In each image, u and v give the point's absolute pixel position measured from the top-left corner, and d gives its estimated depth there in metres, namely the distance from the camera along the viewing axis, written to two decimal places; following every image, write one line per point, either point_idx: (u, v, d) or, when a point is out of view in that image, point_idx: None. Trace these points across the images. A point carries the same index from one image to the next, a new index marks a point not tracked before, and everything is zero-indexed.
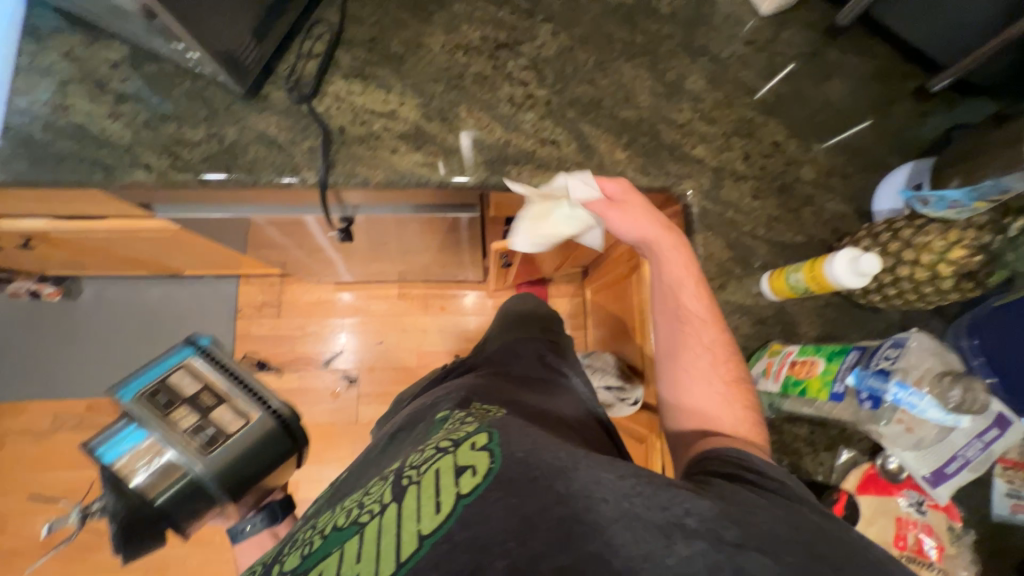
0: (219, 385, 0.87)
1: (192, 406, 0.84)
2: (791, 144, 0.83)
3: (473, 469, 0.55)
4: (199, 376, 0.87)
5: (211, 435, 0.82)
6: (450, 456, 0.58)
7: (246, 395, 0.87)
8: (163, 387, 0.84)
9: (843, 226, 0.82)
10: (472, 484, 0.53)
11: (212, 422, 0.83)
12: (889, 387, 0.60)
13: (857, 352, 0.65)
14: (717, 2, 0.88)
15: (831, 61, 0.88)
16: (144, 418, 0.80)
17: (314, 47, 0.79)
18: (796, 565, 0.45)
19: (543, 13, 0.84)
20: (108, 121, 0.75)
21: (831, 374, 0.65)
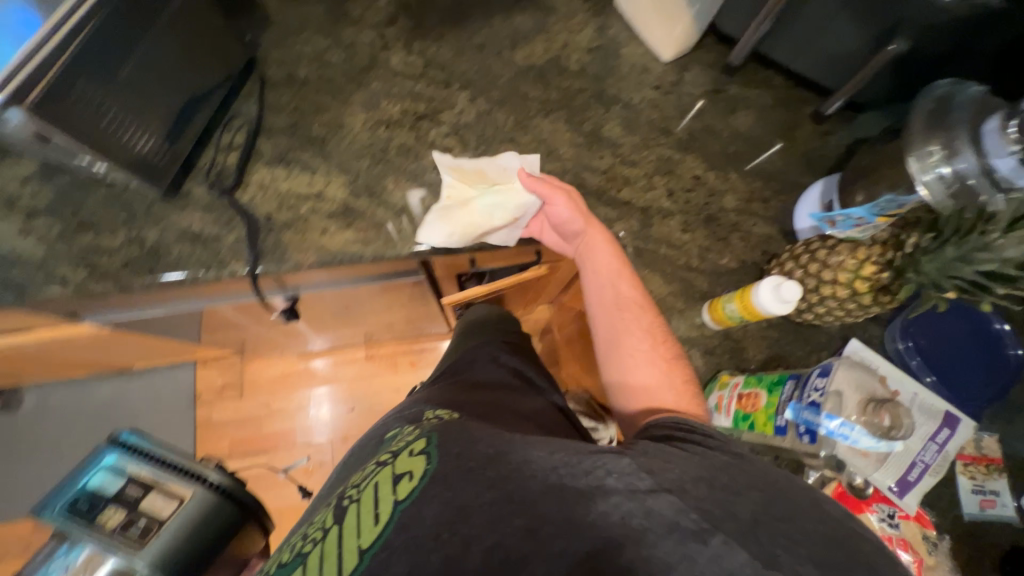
0: (146, 475, 0.84)
1: (121, 505, 0.81)
2: (710, 176, 0.87)
3: (410, 474, 0.55)
4: (121, 473, 0.84)
5: (144, 526, 0.79)
6: (388, 467, 0.57)
7: (178, 475, 0.85)
8: (86, 494, 0.81)
9: (771, 247, 0.85)
10: (407, 491, 0.53)
11: (143, 514, 0.81)
12: (822, 420, 0.61)
13: (791, 382, 0.67)
14: (622, 53, 0.93)
15: (735, 95, 0.93)
16: (70, 529, 0.78)
17: (234, 140, 0.80)
18: (726, 515, 0.44)
19: (459, 82, 0.88)
20: (19, 238, 0.72)
21: (773, 407, 0.67)
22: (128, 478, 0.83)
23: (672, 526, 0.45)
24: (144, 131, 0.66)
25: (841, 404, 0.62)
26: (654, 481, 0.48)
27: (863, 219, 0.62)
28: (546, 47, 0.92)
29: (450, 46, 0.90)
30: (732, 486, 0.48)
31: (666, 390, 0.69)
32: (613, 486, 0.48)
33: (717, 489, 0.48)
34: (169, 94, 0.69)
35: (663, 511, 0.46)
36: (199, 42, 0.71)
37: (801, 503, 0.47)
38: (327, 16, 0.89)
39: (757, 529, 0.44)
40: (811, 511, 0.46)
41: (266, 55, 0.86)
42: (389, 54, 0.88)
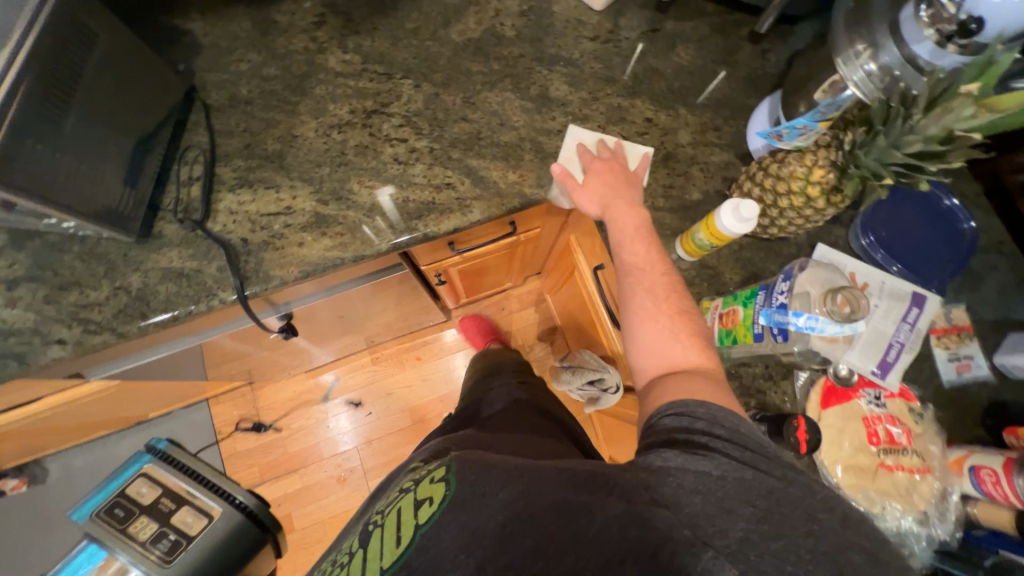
0: (179, 488, 1.00)
1: (146, 520, 0.96)
2: (662, 115, 0.89)
3: (429, 500, 0.60)
4: (155, 483, 1.00)
5: (171, 542, 0.95)
6: (408, 498, 0.63)
7: (209, 493, 1.01)
8: (119, 502, 0.96)
9: (731, 172, 0.87)
10: (426, 516, 0.58)
11: (171, 527, 0.96)
12: (790, 317, 0.67)
13: (763, 291, 0.71)
14: (555, 9, 0.93)
15: (672, 31, 0.94)
16: (101, 539, 0.93)
17: (193, 172, 0.80)
18: (727, 548, 0.48)
19: (400, 71, 0.88)
20: (6, 310, 0.73)
21: (750, 318, 0.72)
22: (162, 488, 1.00)
23: (666, 536, 0.49)
24: (105, 179, 0.67)
25: (807, 300, 0.67)
26: (659, 496, 0.53)
27: (805, 125, 0.67)
28: (479, 18, 0.92)
29: (384, 37, 0.90)
30: (727, 503, 0.51)
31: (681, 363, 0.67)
32: (618, 495, 0.53)
33: (714, 505, 0.51)
34: (119, 138, 0.69)
35: (660, 527, 0.50)
36: (135, 80, 0.71)
37: (796, 511, 0.50)
38: (255, 30, 0.88)
39: (744, 549, 0.48)
40: (803, 518, 0.50)
41: (204, 81, 0.85)
42: (325, 57, 0.88)
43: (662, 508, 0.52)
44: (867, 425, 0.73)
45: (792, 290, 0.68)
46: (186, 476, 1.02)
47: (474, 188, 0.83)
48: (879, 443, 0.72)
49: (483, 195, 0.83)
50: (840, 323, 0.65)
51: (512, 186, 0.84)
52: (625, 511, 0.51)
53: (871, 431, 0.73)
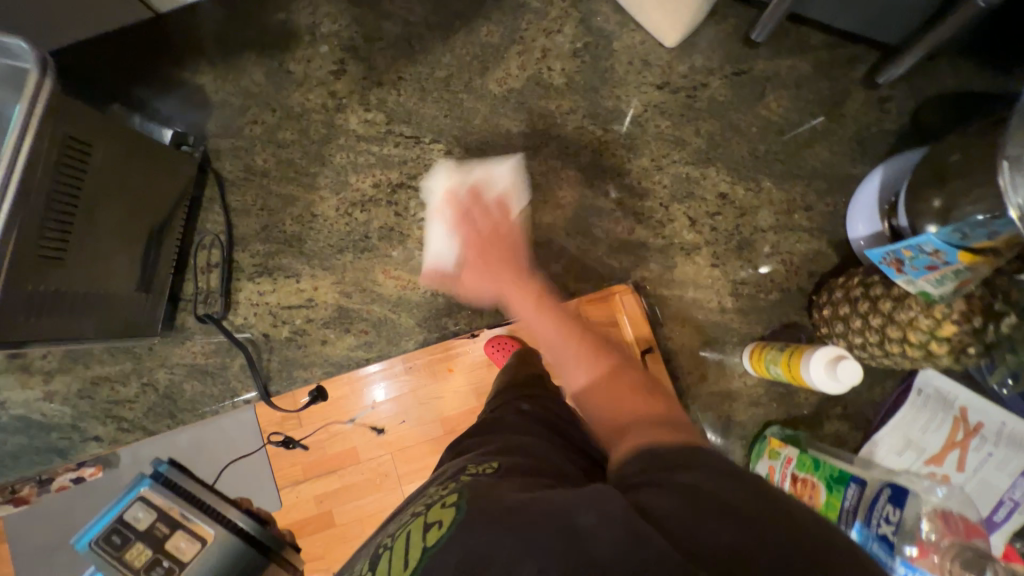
0: (175, 511, 0.65)
1: (147, 543, 0.64)
2: (739, 190, 0.74)
3: (440, 523, 0.35)
4: (150, 506, 0.65)
5: (167, 569, 0.63)
6: (418, 517, 0.37)
7: (209, 516, 0.66)
8: (118, 526, 0.64)
9: (820, 265, 0.72)
10: (434, 542, 0.33)
11: (167, 556, 0.63)
12: (894, 562, 0.49)
13: (857, 488, 0.56)
14: (615, 47, 0.76)
15: (762, 72, 0.75)
16: (100, 568, 0.63)
17: (211, 257, 0.75)
18: None
19: (430, 134, 0.76)
20: (45, 403, 0.73)
21: (833, 508, 0.58)
22: (157, 512, 0.65)
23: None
24: (115, 293, 0.63)
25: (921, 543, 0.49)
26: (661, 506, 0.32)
27: (940, 251, 0.50)
28: (522, 61, 0.77)
29: (411, 89, 0.77)
30: (689, 450, 0.36)
31: (620, 397, 0.45)
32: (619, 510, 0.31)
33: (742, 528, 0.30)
34: (128, 243, 0.64)
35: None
36: (139, 169, 0.64)
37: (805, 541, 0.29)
38: (269, 83, 0.78)
39: None
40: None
41: (217, 147, 0.77)
42: (345, 116, 0.77)
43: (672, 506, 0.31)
44: None
45: (902, 526, 0.50)
46: (191, 494, 0.67)
47: None
48: None
49: None
50: None
51: (554, 278, 0.73)
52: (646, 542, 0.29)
53: None
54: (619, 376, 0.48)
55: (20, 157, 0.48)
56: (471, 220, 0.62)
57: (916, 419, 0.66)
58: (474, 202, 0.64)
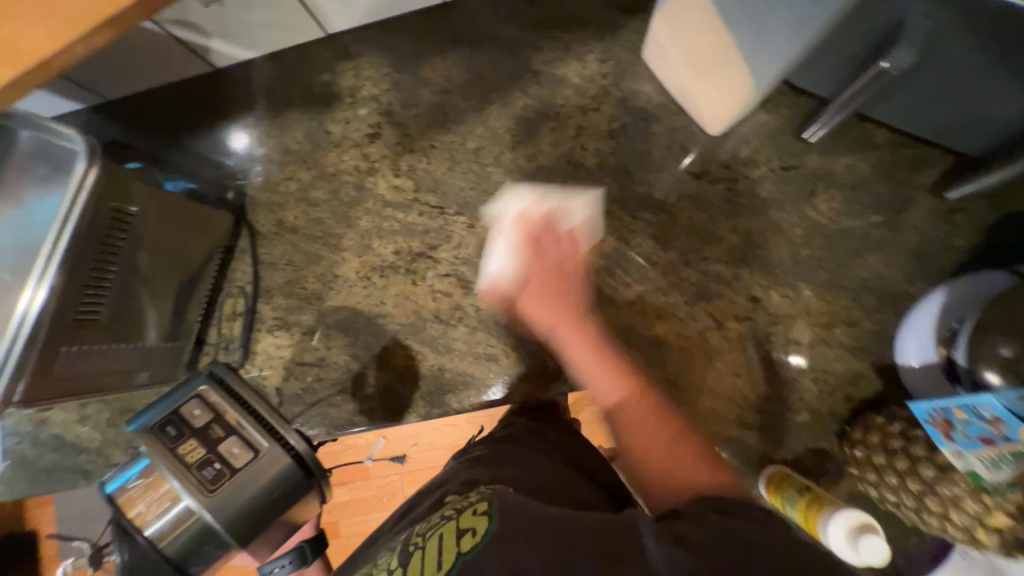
0: (231, 414, 0.58)
1: (203, 440, 0.56)
2: (775, 295, 0.68)
3: (472, 529, 0.42)
4: (208, 404, 0.58)
5: (217, 472, 0.55)
6: (453, 521, 0.44)
7: (264, 427, 0.58)
8: (174, 417, 0.57)
9: (859, 390, 0.65)
10: (469, 549, 0.40)
11: (220, 457, 0.56)
12: None
13: None
14: (654, 130, 0.74)
15: (814, 170, 0.70)
16: (152, 456, 0.55)
17: (237, 306, 0.78)
18: None
19: (454, 205, 0.76)
20: (79, 425, 0.79)
21: None
22: (215, 413, 0.58)
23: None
24: (146, 346, 0.67)
25: None
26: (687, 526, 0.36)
27: (1000, 420, 0.44)
28: (555, 138, 0.75)
29: (441, 157, 0.77)
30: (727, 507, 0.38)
31: (640, 425, 0.47)
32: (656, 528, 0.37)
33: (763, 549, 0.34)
34: (158, 296, 0.67)
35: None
36: (176, 230, 0.67)
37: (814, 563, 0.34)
38: (308, 142, 0.81)
39: None
40: None
41: (255, 200, 0.80)
42: (375, 180, 0.78)
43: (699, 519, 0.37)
44: None
45: None
46: (248, 403, 0.59)
47: (519, 363, 0.72)
48: None
49: (526, 374, 0.72)
50: None
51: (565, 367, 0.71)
52: (676, 556, 0.34)
53: None
54: (643, 405, 0.49)
55: (63, 239, 0.52)
56: (540, 245, 0.58)
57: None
58: (535, 217, 0.61)
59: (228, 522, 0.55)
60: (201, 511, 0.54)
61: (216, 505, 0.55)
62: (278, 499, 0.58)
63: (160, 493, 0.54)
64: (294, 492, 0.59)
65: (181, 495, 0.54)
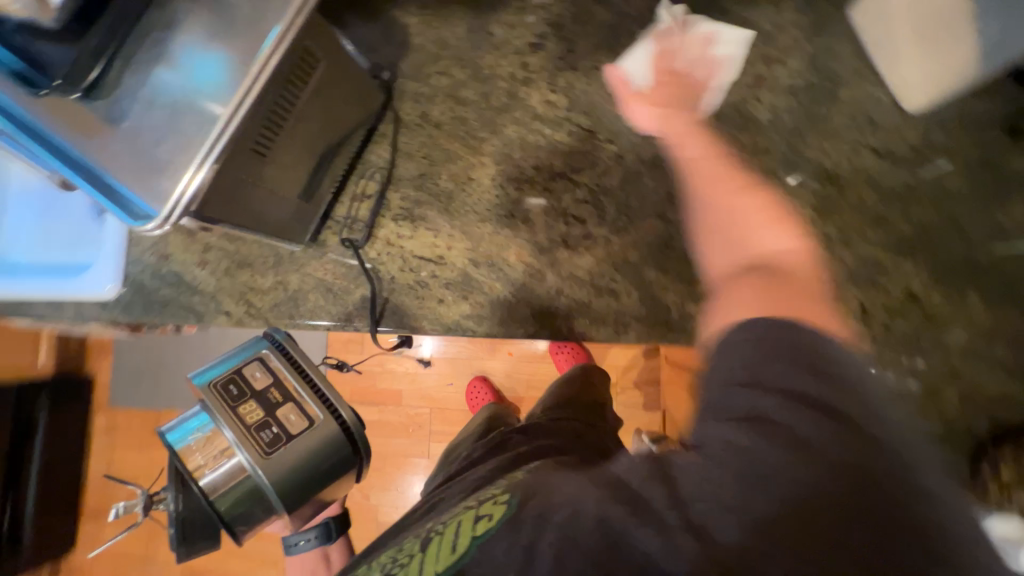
0: (286, 380, 0.59)
1: (261, 403, 0.57)
2: (936, 294, 0.63)
3: (489, 516, 0.38)
4: (268, 369, 0.59)
5: (273, 436, 0.56)
6: (471, 510, 0.40)
7: (318, 396, 0.59)
8: (235, 376, 0.58)
9: (1005, 415, 0.61)
10: (483, 533, 0.37)
11: (277, 421, 0.57)
12: None
13: None
14: (840, 96, 0.68)
15: (1013, 172, 0.63)
16: (212, 414, 0.56)
17: (368, 188, 0.79)
18: None
19: (607, 132, 0.73)
20: (198, 268, 0.82)
21: None
22: (273, 378, 0.59)
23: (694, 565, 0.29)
24: (286, 197, 0.68)
25: None
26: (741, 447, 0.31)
27: None
28: (729, 84, 0.71)
29: (602, 82, 0.74)
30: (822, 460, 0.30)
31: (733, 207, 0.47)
32: (735, 474, 0.30)
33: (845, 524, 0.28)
34: (308, 155, 0.68)
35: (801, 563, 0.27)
36: (341, 96, 0.68)
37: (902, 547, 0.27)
38: (467, 40, 0.78)
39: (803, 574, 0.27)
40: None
41: (402, 88, 0.79)
42: (529, 91, 0.76)
43: (752, 445, 0.31)
44: None
45: None
46: (305, 370, 0.60)
47: (639, 305, 0.70)
48: None
49: (646, 317, 0.70)
50: None
51: (686, 319, 0.69)
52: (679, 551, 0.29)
53: None
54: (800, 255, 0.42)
55: (276, 53, 0.53)
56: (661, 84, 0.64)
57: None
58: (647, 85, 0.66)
59: (274, 486, 0.56)
60: (255, 471, 0.56)
61: (265, 469, 0.56)
62: (311, 479, 0.58)
63: (218, 450, 0.56)
64: (332, 469, 0.59)
65: (236, 451, 0.56)
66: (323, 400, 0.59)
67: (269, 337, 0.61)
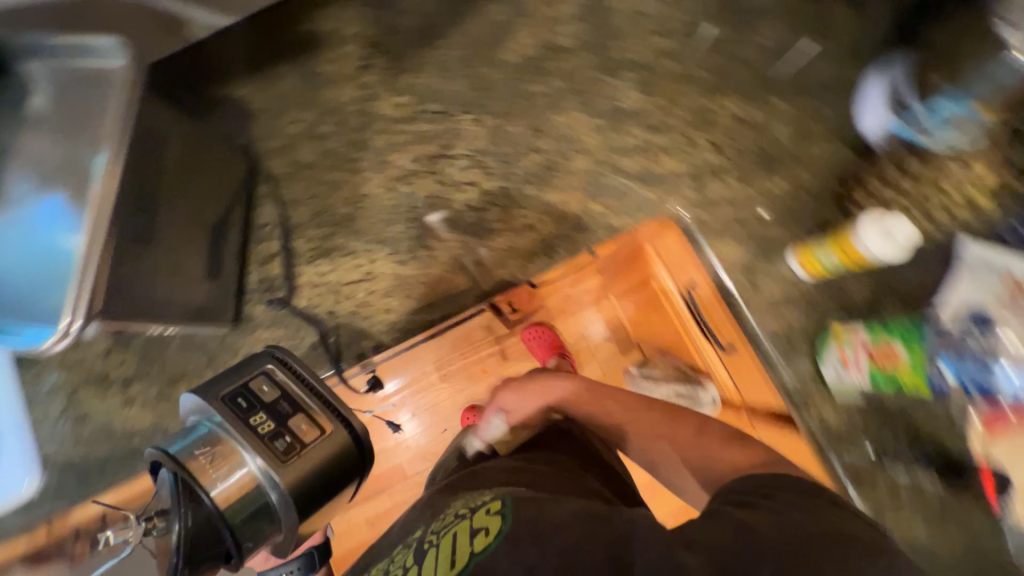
0: (292, 390, 0.53)
1: (271, 414, 0.51)
2: (752, 110, 0.79)
3: (486, 529, 0.43)
4: (274, 383, 0.53)
5: (287, 445, 0.50)
6: (464, 518, 0.45)
7: (329, 404, 0.53)
8: (242, 389, 0.52)
9: (843, 168, 0.76)
10: (484, 547, 0.41)
11: (290, 429, 0.51)
12: (996, 375, 0.59)
13: (938, 331, 0.62)
14: (614, 6, 0.83)
15: (752, 7, 0.82)
16: (216, 431, 0.49)
17: (270, 247, 0.79)
18: None
19: (457, 106, 0.82)
20: (126, 409, 0.76)
21: (917, 360, 0.62)
22: (282, 390, 0.53)
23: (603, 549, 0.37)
24: (191, 281, 0.66)
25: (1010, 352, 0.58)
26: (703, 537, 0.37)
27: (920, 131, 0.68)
28: (532, 31, 0.83)
29: (434, 70, 0.83)
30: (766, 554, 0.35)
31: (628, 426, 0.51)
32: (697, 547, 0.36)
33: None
34: (196, 236, 0.67)
35: None
36: (203, 170, 0.69)
37: None
38: (302, 86, 0.84)
39: None
40: None
41: (262, 150, 0.82)
42: (378, 104, 0.83)
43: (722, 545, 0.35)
44: None
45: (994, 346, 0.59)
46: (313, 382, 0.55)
47: (554, 225, 0.78)
48: None
49: (565, 232, 0.79)
50: None
51: (595, 218, 0.78)
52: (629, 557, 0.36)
53: None
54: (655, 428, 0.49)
55: (121, 143, 0.51)
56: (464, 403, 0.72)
57: (926, 338, 0.62)
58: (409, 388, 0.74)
59: (291, 497, 0.49)
60: (270, 480, 0.49)
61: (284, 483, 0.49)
62: (321, 490, 0.51)
63: (219, 462, 0.47)
64: (335, 483, 0.52)
65: (246, 461, 0.48)
66: (335, 409, 0.53)
67: (275, 351, 0.55)
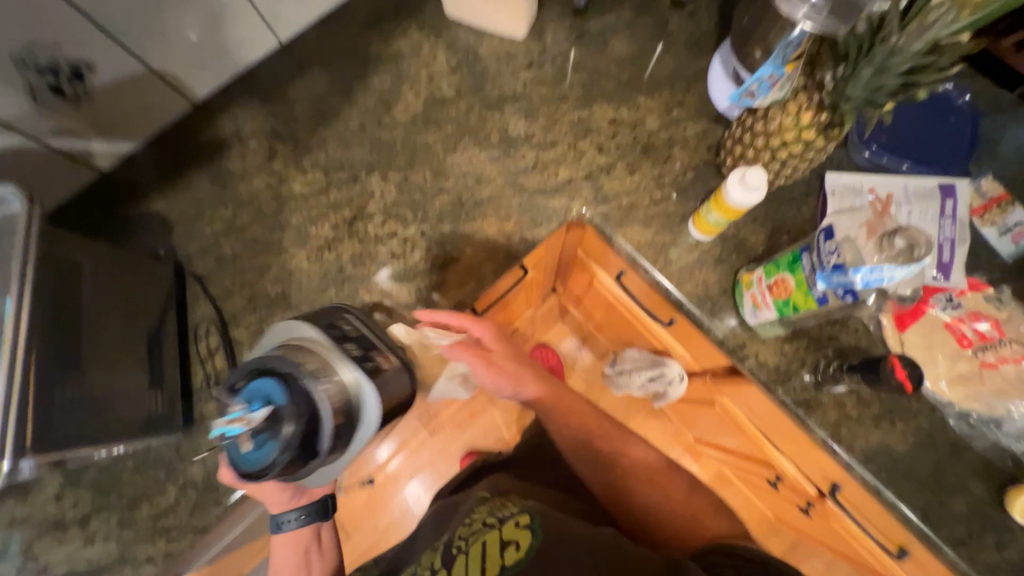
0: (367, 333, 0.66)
1: (357, 344, 0.63)
2: (623, 111, 0.89)
3: (517, 541, 0.62)
4: (357, 327, 0.65)
5: (373, 366, 0.61)
6: (496, 529, 0.64)
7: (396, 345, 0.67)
8: (332, 324, 0.63)
9: (711, 140, 0.86)
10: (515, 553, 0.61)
11: (372, 356, 0.63)
12: (852, 276, 0.59)
13: (806, 255, 0.65)
14: (482, 53, 0.94)
15: (598, 28, 0.94)
16: (316, 349, 0.58)
17: (210, 343, 0.80)
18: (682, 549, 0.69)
19: (364, 169, 0.88)
20: (88, 548, 0.72)
21: (803, 284, 0.65)
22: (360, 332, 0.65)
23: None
24: (133, 396, 0.67)
25: (861, 255, 0.60)
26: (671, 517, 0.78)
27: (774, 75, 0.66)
28: (415, 90, 0.92)
29: (335, 143, 0.89)
30: None
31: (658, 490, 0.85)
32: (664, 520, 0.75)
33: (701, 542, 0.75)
34: (133, 350, 0.68)
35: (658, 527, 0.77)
36: (126, 284, 0.70)
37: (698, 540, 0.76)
38: (214, 186, 0.88)
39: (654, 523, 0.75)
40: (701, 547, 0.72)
41: (187, 254, 0.84)
42: (289, 185, 0.88)
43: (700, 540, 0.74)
44: (953, 331, 0.69)
45: (840, 250, 0.61)
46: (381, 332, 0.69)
47: (476, 253, 0.84)
48: (972, 343, 0.69)
49: (489, 256, 0.84)
50: (905, 266, 0.58)
51: (512, 237, 0.85)
52: None
53: (960, 335, 0.69)
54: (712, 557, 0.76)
55: (25, 281, 0.54)
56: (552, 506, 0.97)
57: (803, 261, 0.65)
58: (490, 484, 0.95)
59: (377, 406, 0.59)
60: (359, 391, 0.59)
61: (372, 387, 0.59)
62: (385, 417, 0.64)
63: (327, 368, 0.57)
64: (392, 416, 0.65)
65: (345, 368, 0.58)
66: (394, 349, 0.67)
67: (351, 307, 0.69)
